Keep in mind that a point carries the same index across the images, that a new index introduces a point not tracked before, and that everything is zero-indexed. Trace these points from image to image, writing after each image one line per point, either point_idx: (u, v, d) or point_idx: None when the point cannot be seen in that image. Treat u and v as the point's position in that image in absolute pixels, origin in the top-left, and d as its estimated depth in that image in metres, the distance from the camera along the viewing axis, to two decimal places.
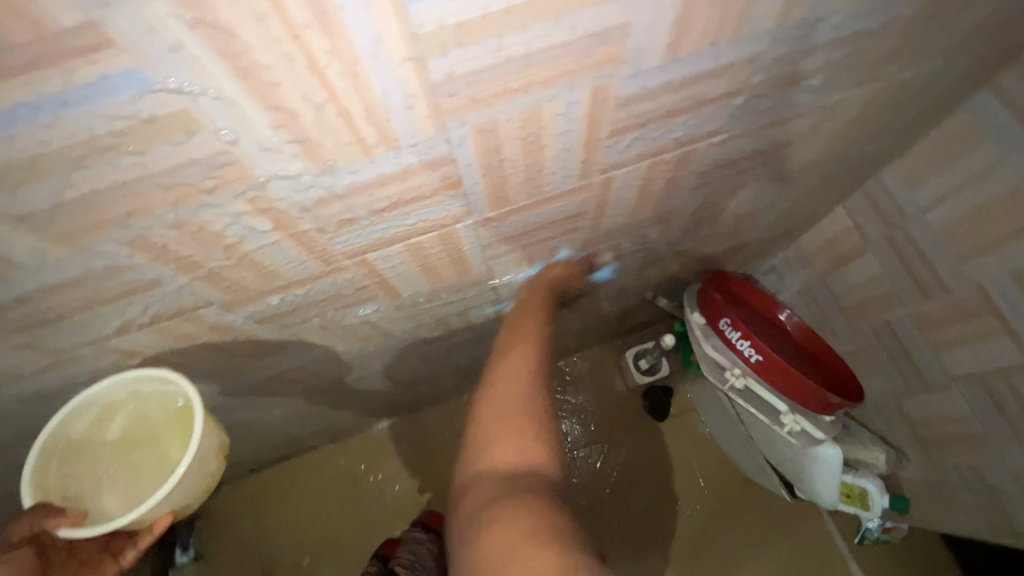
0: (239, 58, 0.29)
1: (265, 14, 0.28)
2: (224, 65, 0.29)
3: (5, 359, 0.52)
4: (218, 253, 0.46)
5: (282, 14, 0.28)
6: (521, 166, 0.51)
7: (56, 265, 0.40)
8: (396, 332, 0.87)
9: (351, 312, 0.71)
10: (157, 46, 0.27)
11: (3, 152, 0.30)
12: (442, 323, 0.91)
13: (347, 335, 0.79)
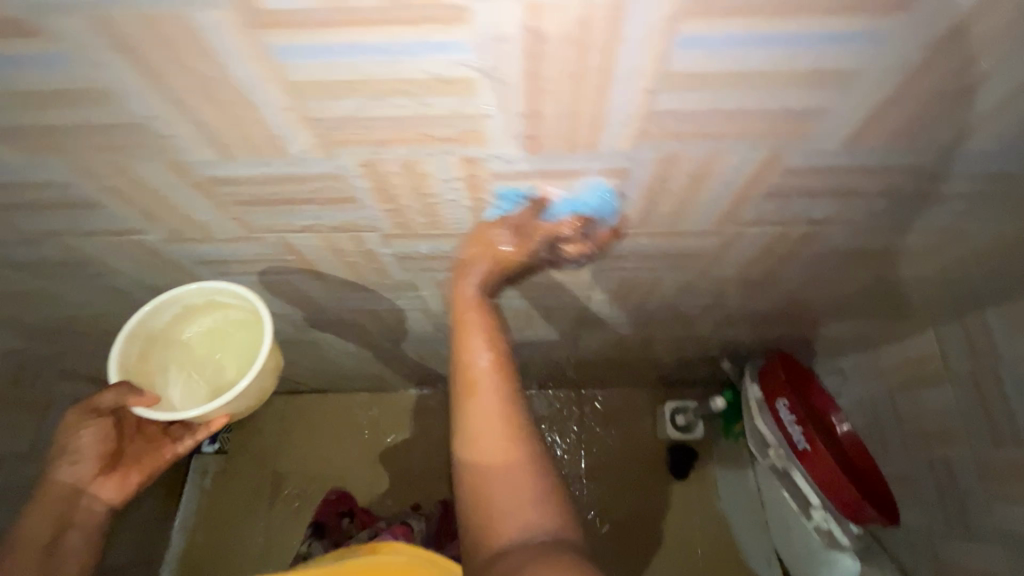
0: (535, 56, 0.38)
1: (572, 30, 0.36)
2: (522, 57, 0.38)
3: (212, 223, 0.63)
4: (414, 191, 0.55)
5: (585, 34, 0.36)
6: (673, 200, 0.58)
7: (306, 162, 0.50)
8: None
9: None
10: (490, 33, 0.36)
11: (340, 74, 0.40)
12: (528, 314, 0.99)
13: (449, 296, 0.88)
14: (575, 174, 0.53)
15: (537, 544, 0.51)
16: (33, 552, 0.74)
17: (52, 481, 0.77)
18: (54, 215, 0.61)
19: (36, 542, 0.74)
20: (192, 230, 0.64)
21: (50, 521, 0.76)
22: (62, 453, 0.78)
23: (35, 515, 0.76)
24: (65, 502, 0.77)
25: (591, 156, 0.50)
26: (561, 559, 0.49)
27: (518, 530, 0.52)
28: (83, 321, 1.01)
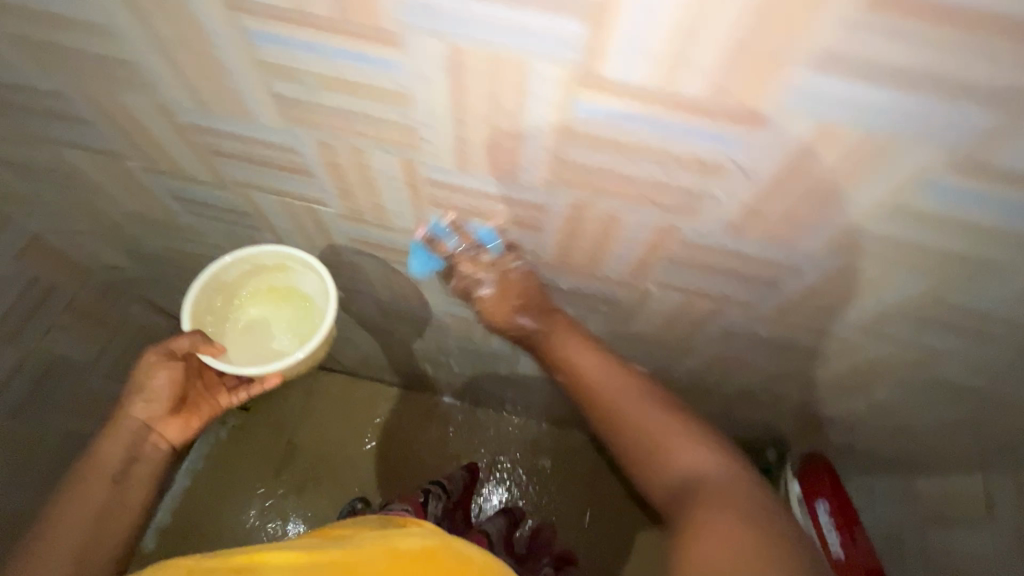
0: (798, 163, 0.43)
1: (845, 152, 0.41)
2: (786, 161, 0.43)
3: (392, 212, 0.67)
4: (599, 233, 0.60)
5: (855, 157, 0.41)
6: (820, 301, 0.63)
7: (524, 188, 0.55)
8: None
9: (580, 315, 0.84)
10: (774, 138, 0.41)
11: (616, 134, 0.45)
12: None
13: None
14: (750, 258, 0.58)
15: (702, 468, 0.57)
16: (103, 480, 0.75)
17: (125, 414, 0.79)
18: (255, 168, 0.66)
19: (107, 471, 0.76)
20: (366, 212, 0.69)
21: (121, 452, 0.77)
22: (137, 390, 0.80)
23: (109, 445, 0.77)
24: (136, 437, 0.79)
25: (777, 248, 0.55)
26: (723, 483, 0.55)
27: (677, 466, 0.58)
28: (189, 256, 1.05)
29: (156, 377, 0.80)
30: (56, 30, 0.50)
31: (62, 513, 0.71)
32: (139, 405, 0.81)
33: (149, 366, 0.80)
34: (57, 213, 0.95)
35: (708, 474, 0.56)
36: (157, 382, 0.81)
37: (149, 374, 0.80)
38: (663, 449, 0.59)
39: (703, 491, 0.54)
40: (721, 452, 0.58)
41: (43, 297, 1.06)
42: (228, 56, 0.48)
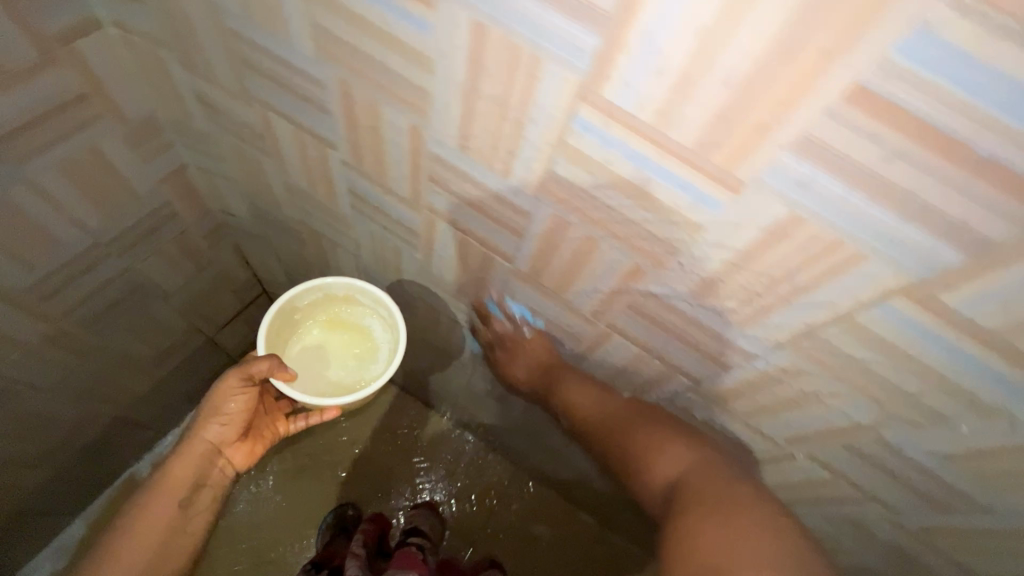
0: None
1: None
2: None
3: (577, 294, 0.66)
4: (788, 395, 0.59)
5: None
6: (975, 537, 0.61)
7: (747, 335, 0.54)
8: None
9: None
10: None
11: (904, 343, 0.45)
12: None
13: None
14: (936, 476, 0.56)
15: (679, 472, 0.72)
16: (183, 488, 0.99)
17: (202, 433, 1.00)
18: (464, 209, 0.65)
19: (179, 490, 0.98)
20: (546, 282, 0.68)
21: (190, 474, 0.99)
22: (213, 414, 0.99)
23: (177, 472, 0.98)
24: (205, 458, 1.01)
25: (975, 481, 0.54)
26: (695, 481, 0.69)
27: (661, 475, 0.74)
28: (313, 233, 1.05)
29: (228, 407, 0.99)
30: (371, 45, 0.50)
31: (141, 520, 0.95)
32: (213, 428, 1.00)
33: (228, 395, 0.98)
34: (216, 154, 0.96)
35: (682, 472, 0.72)
36: (230, 408, 1.00)
37: (227, 402, 0.99)
38: (624, 445, 0.81)
39: (687, 497, 0.67)
40: (676, 446, 0.74)
41: (162, 223, 1.07)
42: (535, 130, 0.47)
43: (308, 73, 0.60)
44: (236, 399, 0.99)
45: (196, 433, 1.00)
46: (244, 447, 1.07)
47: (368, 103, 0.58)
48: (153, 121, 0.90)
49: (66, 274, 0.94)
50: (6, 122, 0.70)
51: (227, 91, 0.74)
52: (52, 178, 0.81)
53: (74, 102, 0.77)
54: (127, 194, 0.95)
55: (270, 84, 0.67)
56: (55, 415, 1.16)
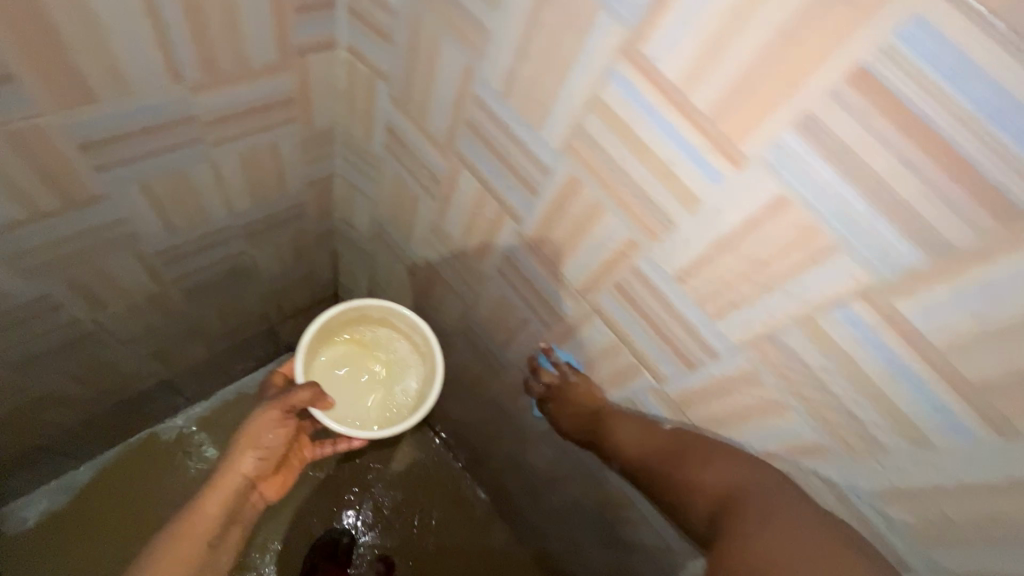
0: None
1: None
2: None
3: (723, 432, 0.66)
4: None
5: None
6: None
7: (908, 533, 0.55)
8: None
9: None
10: None
11: None
12: None
13: None
14: None
15: (734, 482, 0.59)
16: (215, 524, 0.90)
17: (236, 466, 0.95)
18: (638, 324, 0.65)
19: (212, 525, 0.90)
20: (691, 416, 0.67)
21: (223, 507, 0.92)
22: (251, 446, 0.96)
23: (208, 506, 0.91)
24: (238, 491, 0.95)
25: None
26: (754, 491, 0.57)
27: (711, 488, 0.60)
28: (430, 272, 1.06)
29: (268, 436, 0.97)
30: (641, 170, 0.53)
31: (170, 558, 0.84)
32: (249, 461, 0.97)
33: (269, 424, 0.97)
34: (371, 177, 0.98)
35: (742, 489, 0.58)
36: (269, 439, 0.98)
37: (267, 431, 0.97)
38: (699, 475, 0.61)
39: (745, 506, 0.56)
40: (659, 428, 0.70)
41: (290, 219, 1.08)
42: (784, 296, 0.50)
43: (539, 159, 0.62)
44: (276, 429, 0.98)
45: (230, 465, 0.95)
46: (273, 482, 1.05)
47: (594, 207, 0.60)
48: (331, 133, 0.93)
49: (198, 243, 0.95)
50: (228, 107, 0.74)
51: (430, 137, 0.77)
52: (230, 162, 0.84)
53: (283, 104, 0.80)
54: (279, 188, 0.97)
55: (486, 150, 0.69)
56: (117, 366, 1.15)
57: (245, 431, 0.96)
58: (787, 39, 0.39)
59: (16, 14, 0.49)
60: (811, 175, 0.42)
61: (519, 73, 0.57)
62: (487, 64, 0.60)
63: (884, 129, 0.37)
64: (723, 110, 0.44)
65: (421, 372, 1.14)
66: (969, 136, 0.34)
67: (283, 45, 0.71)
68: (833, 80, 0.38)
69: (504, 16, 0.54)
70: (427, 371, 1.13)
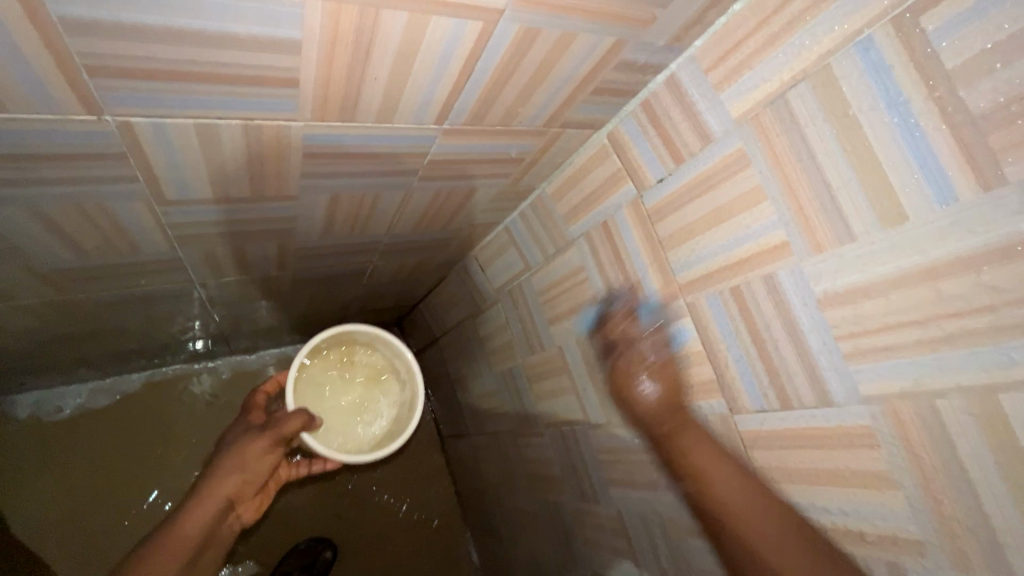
0: None
1: None
2: None
3: None
4: None
5: None
6: None
7: None
8: None
9: None
10: None
11: None
12: None
13: None
14: None
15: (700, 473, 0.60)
16: (189, 550, 0.74)
17: (218, 488, 0.79)
18: None
19: (186, 549, 0.74)
20: None
21: (202, 528, 0.77)
22: (240, 467, 0.80)
23: (186, 527, 0.75)
24: (218, 514, 0.79)
25: None
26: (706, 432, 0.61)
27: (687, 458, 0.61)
28: (556, 363, 0.94)
29: (258, 461, 0.82)
30: (1001, 500, 0.40)
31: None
32: (234, 482, 0.80)
33: (259, 448, 0.81)
34: (541, 248, 0.88)
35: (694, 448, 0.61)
36: (260, 466, 0.82)
37: (260, 456, 0.81)
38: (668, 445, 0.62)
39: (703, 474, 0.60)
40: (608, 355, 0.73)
41: (431, 246, 0.98)
42: None
43: (822, 385, 0.51)
44: (267, 454, 0.82)
45: (212, 485, 0.79)
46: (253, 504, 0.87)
47: (877, 478, 0.48)
48: (527, 191, 0.82)
49: (339, 249, 0.86)
50: (459, 155, 0.63)
51: (661, 269, 0.65)
52: (423, 194, 0.73)
53: (511, 161, 0.69)
54: (444, 222, 0.86)
55: (738, 329, 0.57)
56: (191, 317, 1.05)
57: (233, 450, 0.81)
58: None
59: (344, 32, 0.39)
60: None
61: (867, 302, 0.45)
62: (818, 263, 0.48)
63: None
64: None
65: (400, 403, 0.96)
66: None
67: (555, 116, 0.60)
68: None
69: (900, 240, 0.42)
70: (407, 404, 0.94)
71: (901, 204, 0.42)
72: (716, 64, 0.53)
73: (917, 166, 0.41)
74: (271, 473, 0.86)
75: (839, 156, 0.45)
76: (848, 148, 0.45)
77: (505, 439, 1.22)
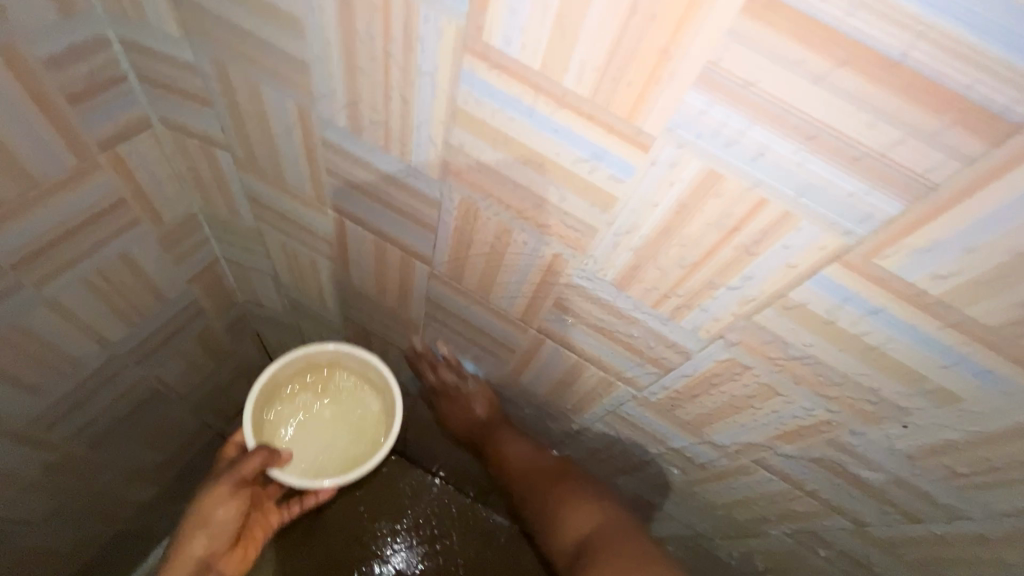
0: None
1: None
2: None
3: (704, 421, 0.57)
4: (972, 554, 0.50)
5: None
6: None
7: (925, 490, 0.47)
8: None
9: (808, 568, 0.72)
10: None
11: None
12: None
13: (747, 557, 0.79)
14: None
15: (592, 528, 0.65)
16: None
17: (185, 550, 0.71)
18: (601, 343, 0.56)
19: None
20: (686, 417, 0.58)
21: None
22: (199, 523, 0.73)
23: None
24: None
25: None
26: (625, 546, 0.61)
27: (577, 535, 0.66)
28: (362, 332, 0.93)
29: (223, 510, 0.74)
30: (539, 184, 0.42)
31: None
32: (201, 540, 0.73)
33: (219, 497, 0.74)
34: (258, 252, 0.85)
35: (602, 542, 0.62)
36: (226, 515, 0.74)
37: (221, 504, 0.74)
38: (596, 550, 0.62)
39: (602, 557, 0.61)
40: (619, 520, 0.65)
41: (187, 324, 0.93)
42: (731, 291, 0.40)
43: (422, 193, 0.52)
44: (234, 499, 0.75)
45: (178, 549, 0.72)
46: (238, 560, 0.77)
47: (501, 232, 0.50)
48: (194, 219, 0.79)
49: (80, 394, 0.81)
50: (34, 242, 0.59)
51: (299, 198, 0.65)
52: (76, 295, 0.69)
53: (112, 211, 0.66)
54: (154, 299, 0.82)
55: (362, 197, 0.58)
56: (43, 551, 0.97)
57: (190, 506, 0.74)
58: None
59: None
60: (730, 138, 0.31)
61: (362, 109, 0.46)
62: (323, 104, 0.48)
63: (827, 51, 0.25)
64: (603, 89, 0.33)
65: (383, 412, 0.83)
66: (949, 32, 0.23)
67: (76, 150, 0.57)
68: (734, 16, 0.26)
69: (318, 44, 0.43)
70: (387, 411, 0.83)
71: (292, 14, 0.42)
72: (132, 8, 0.51)
73: None
74: (245, 521, 0.78)
75: (241, 12, 0.45)
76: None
77: (415, 420, 1.21)
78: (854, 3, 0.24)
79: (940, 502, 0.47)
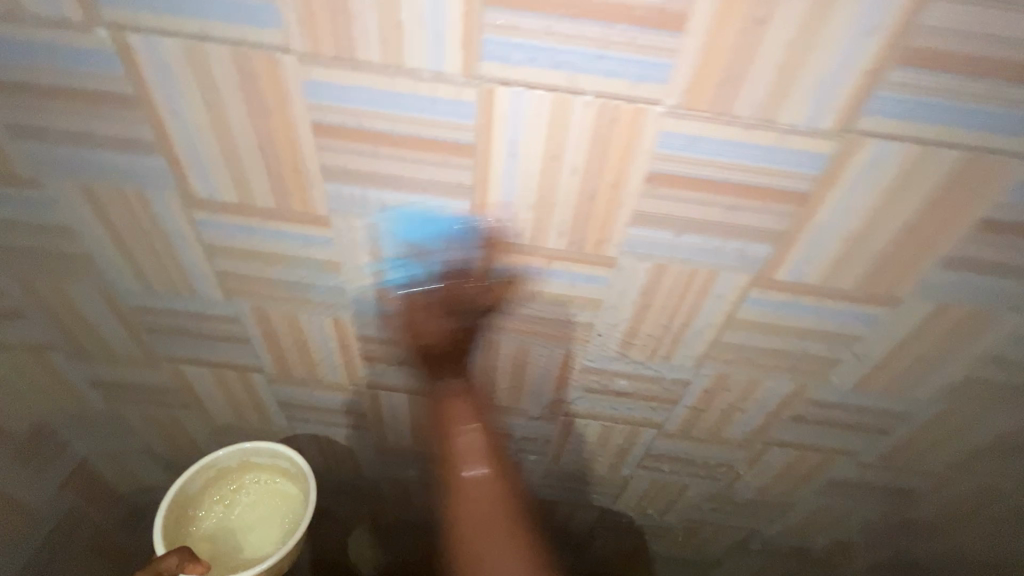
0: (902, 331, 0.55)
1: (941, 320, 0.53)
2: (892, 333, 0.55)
3: (513, 399, 0.71)
4: (717, 404, 0.68)
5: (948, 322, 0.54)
6: (910, 445, 0.70)
7: (651, 372, 0.64)
8: (653, 528, 0.96)
9: (673, 487, 0.85)
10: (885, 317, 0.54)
11: (764, 323, 0.56)
12: (689, 542, 0.98)
13: (640, 507, 0.91)
14: (874, 411, 0.66)
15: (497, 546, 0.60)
16: None
17: None
18: (410, 373, 0.70)
19: None
20: (501, 403, 0.72)
21: None
22: None
23: None
24: None
25: (879, 397, 0.63)
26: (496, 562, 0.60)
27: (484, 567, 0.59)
28: None
29: None
30: (289, 271, 0.58)
31: None
32: None
33: None
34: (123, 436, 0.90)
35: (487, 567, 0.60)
36: None
37: None
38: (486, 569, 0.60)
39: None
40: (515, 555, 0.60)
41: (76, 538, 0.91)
42: (441, 289, 0.57)
43: (222, 315, 0.65)
44: None
45: None
46: None
47: (291, 318, 0.64)
48: (49, 429, 0.82)
49: None
50: None
51: (134, 363, 0.74)
52: None
53: None
54: (24, 520, 0.83)
55: (182, 338, 0.69)
56: None
57: None
58: (261, 143, 0.46)
59: None
60: (362, 199, 0.49)
61: (145, 270, 0.60)
62: (116, 278, 0.62)
63: (365, 140, 0.45)
64: (281, 197, 0.50)
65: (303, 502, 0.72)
66: (406, 115, 0.43)
67: None
68: (314, 138, 0.45)
69: (91, 238, 0.57)
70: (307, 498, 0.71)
71: (63, 226, 0.56)
72: None
73: (28, 207, 0.54)
74: None
75: (24, 239, 0.58)
76: (16, 230, 0.57)
77: None
78: (357, 115, 0.43)
79: (667, 376, 0.65)
